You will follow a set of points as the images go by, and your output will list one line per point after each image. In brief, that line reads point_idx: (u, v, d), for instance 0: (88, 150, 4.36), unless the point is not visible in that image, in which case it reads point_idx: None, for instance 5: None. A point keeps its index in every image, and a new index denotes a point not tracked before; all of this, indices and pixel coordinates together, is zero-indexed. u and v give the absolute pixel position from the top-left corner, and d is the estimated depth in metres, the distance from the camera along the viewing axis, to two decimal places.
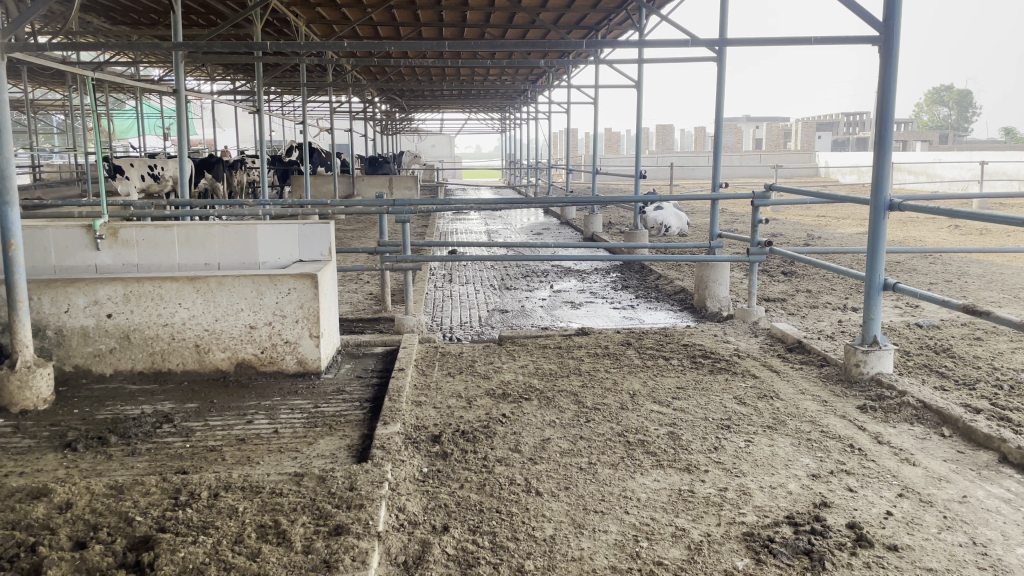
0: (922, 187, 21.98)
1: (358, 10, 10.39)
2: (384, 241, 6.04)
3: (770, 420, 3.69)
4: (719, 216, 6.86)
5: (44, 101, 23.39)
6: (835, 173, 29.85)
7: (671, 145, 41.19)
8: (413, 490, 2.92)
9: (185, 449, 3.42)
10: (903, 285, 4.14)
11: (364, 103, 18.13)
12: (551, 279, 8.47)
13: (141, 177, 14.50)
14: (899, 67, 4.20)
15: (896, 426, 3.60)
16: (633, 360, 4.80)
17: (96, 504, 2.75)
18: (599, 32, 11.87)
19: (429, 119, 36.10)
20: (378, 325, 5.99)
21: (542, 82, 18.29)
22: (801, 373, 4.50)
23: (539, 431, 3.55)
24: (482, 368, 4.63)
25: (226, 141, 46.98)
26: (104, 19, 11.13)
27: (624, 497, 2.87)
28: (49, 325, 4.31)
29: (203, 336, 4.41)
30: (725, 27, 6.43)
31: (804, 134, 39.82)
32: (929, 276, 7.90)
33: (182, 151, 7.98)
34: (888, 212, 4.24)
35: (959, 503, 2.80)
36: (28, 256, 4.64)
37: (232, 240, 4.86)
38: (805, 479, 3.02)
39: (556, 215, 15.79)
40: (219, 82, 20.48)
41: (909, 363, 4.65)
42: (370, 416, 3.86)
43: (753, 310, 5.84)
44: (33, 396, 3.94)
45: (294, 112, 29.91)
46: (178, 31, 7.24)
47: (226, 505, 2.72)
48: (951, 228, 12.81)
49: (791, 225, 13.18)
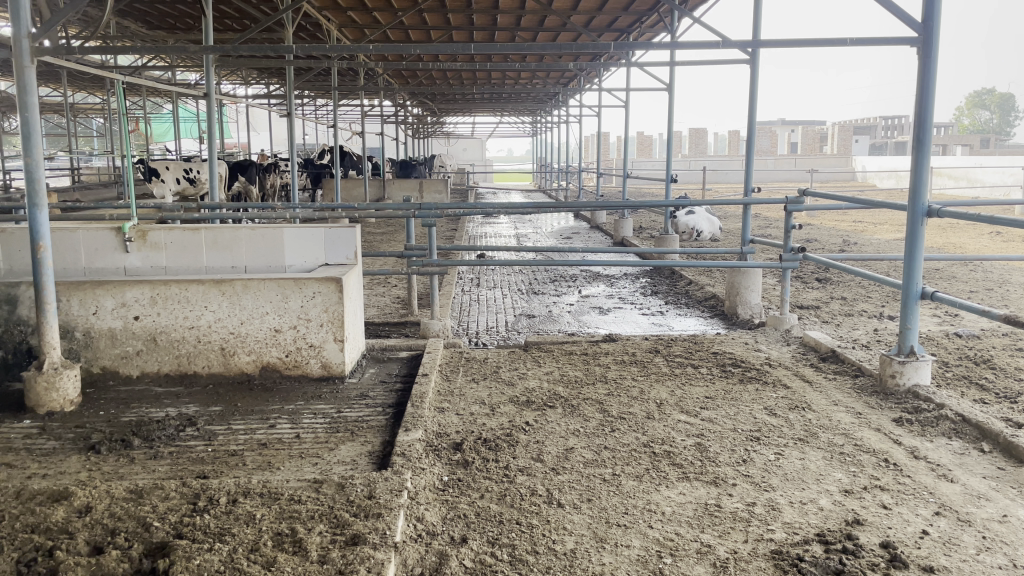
0: (962, 192, 21.49)
1: (388, 14, 10.45)
2: (410, 245, 6.00)
3: (802, 432, 3.59)
4: (751, 221, 6.70)
5: (85, 104, 24.01)
6: (872, 178, 29.34)
7: (705, 148, 40.80)
8: (433, 499, 2.88)
9: (207, 453, 3.40)
10: (942, 294, 4.00)
11: (396, 106, 18.21)
12: (580, 284, 8.39)
13: (176, 180, 14.72)
14: (939, 68, 4.06)
15: (933, 440, 3.48)
16: (661, 367, 4.71)
17: (115, 509, 2.74)
18: (630, 35, 11.81)
19: (460, 123, 36.25)
20: (404, 330, 5.97)
21: (573, 86, 18.23)
22: (834, 383, 4.38)
23: (562, 440, 3.48)
24: (506, 375, 4.57)
25: (260, 144, 47.68)
26: (140, 23, 11.33)
27: (649, 510, 2.80)
28: (76, 326, 4.34)
29: (228, 339, 4.41)
30: (758, 29, 6.30)
31: (842, 139, 39.27)
32: (970, 284, 7.68)
33: (213, 154, 8.00)
34: (926, 219, 4.11)
35: (999, 522, 2.68)
36: (59, 258, 4.69)
37: (259, 243, 4.86)
38: (837, 495, 2.92)
39: (586, 219, 15.68)
40: (252, 86, 20.70)
41: (948, 374, 4.50)
42: (392, 422, 3.83)
43: (785, 318, 5.71)
44: (60, 397, 3.95)
45: (327, 116, 30.19)
46: (210, 34, 7.23)
47: (244, 512, 2.69)
48: (993, 235, 12.47)
49: (826, 231, 12.96)
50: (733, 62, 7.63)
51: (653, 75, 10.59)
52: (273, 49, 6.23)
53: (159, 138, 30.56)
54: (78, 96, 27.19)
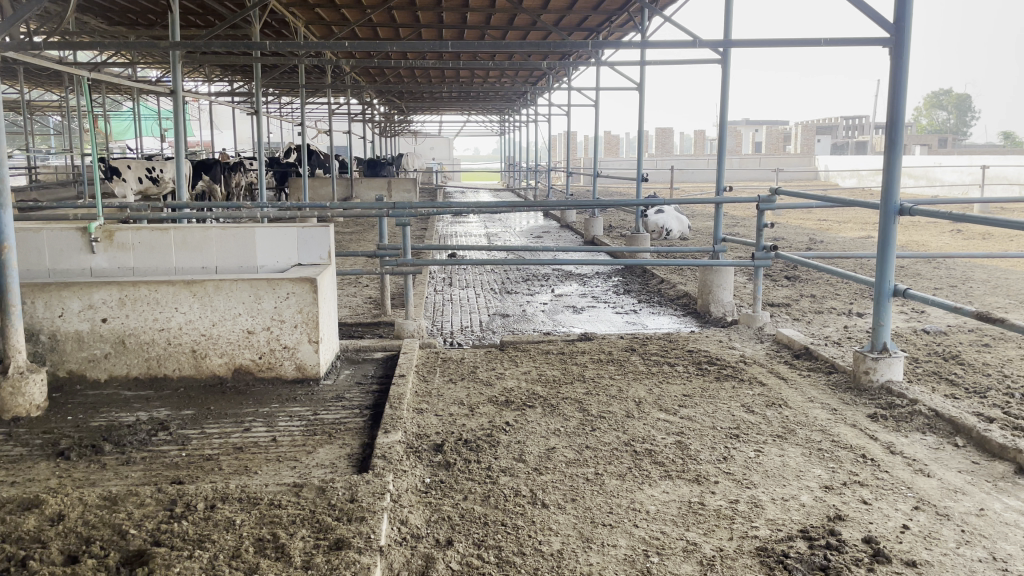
0: (922, 191, 22.00)
1: (357, 11, 10.36)
2: (383, 244, 5.92)
3: (780, 429, 3.62)
4: (723, 220, 6.71)
5: (41, 101, 23.45)
6: (834, 177, 29.88)
7: (671, 147, 41.20)
8: (416, 502, 2.84)
9: (182, 458, 3.33)
10: (914, 291, 4.04)
11: (364, 104, 18.07)
12: (553, 283, 8.40)
13: (138, 179, 14.44)
14: (910, 68, 4.12)
15: (908, 436, 3.53)
16: (638, 366, 4.72)
17: (89, 517, 2.66)
18: (599, 34, 11.86)
19: (428, 121, 36.13)
20: (378, 330, 5.91)
21: (541, 85, 18.27)
22: (808, 380, 4.43)
23: (543, 439, 3.47)
24: (484, 375, 4.55)
25: (223, 143, 47.11)
26: (101, 19, 11.10)
27: (634, 509, 2.79)
28: (42, 329, 4.23)
29: (199, 341, 4.33)
30: (730, 29, 6.36)
31: (804, 139, 39.95)
32: (934, 281, 7.85)
33: (179, 152, 7.84)
34: (899, 217, 4.16)
35: (977, 516, 2.72)
36: (22, 260, 4.56)
37: (230, 243, 4.77)
38: (818, 491, 2.94)
39: (555, 218, 15.71)
40: (217, 84, 20.41)
41: (918, 370, 4.57)
42: (370, 424, 3.78)
43: (758, 316, 5.76)
44: (26, 402, 3.85)
45: (293, 113, 29.86)
46: (176, 30, 7.07)
47: (223, 518, 2.63)
48: (953, 233, 12.75)
49: (792, 229, 13.14)
50: (704, 62, 7.69)
51: (623, 75, 10.64)
52: (244, 45, 6.08)
53: (119, 136, 29.94)
54: (33, 91, 26.56)
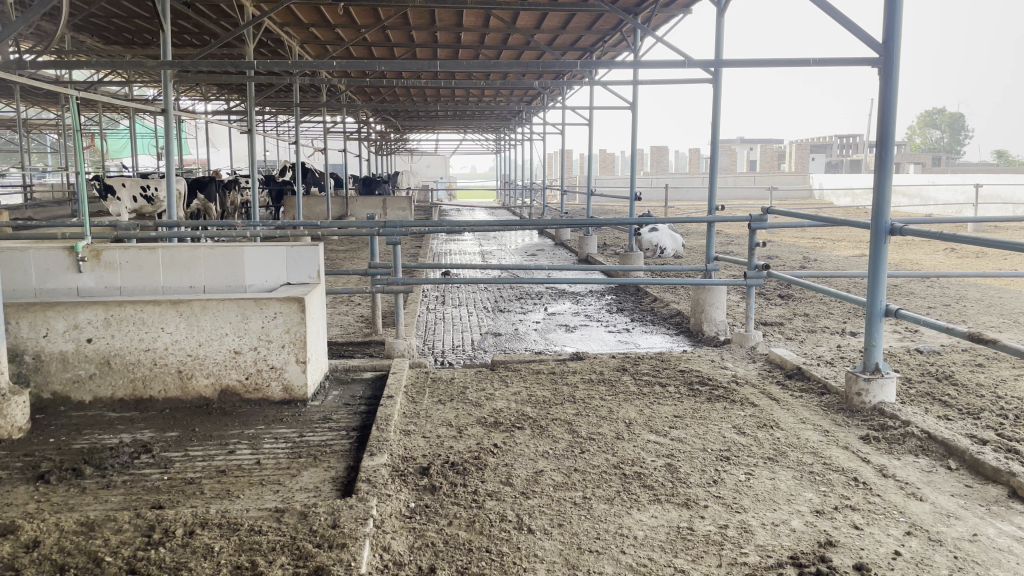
0: (917, 210, 22.09)
1: (351, 30, 10.38)
2: (374, 263, 5.86)
3: (771, 451, 3.57)
4: (716, 238, 6.66)
5: (38, 119, 23.45)
6: (830, 196, 30.04)
7: (666, 166, 41.37)
8: (399, 527, 2.79)
9: (163, 482, 3.27)
10: (905, 312, 4.01)
11: (360, 123, 18.10)
12: (545, 301, 8.37)
13: (133, 198, 14.41)
14: (899, 89, 4.12)
15: (901, 458, 3.49)
16: (629, 386, 4.67)
17: (64, 544, 2.60)
18: (593, 54, 11.91)
19: (424, 140, 36.28)
20: (368, 349, 5.87)
21: (536, 104, 18.33)
22: (800, 401, 4.38)
23: (531, 462, 3.43)
24: (473, 396, 4.49)
25: (219, 161, 47.28)
26: (96, 38, 11.11)
27: (621, 534, 2.74)
28: (26, 349, 4.18)
29: (185, 361, 4.28)
30: (721, 49, 6.37)
31: (799, 157, 40.18)
32: (928, 300, 7.83)
33: (170, 170, 7.79)
34: (890, 237, 4.14)
35: (969, 541, 2.68)
36: (9, 280, 4.52)
37: (218, 262, 4.73)
38: (809, 516, 2.89)
39: (551, 236, 15.72)
40: (213, 103, 20.43)
41: (912, 391, 4.53)
42: (356, 447, 3.73)
43: (751, 335, 5.72)
44: (8, 424, 3.78)
45: (290, 133, 29.93)
46: (168, 49, 7.05)
47: (202, 545, 2.58)
48: (947, 252, 12.75)
49: (786, 248, 13.16)
50: (696, 83, 7.71)
51: (616, 94, 10.67)
52: (233, 64, 6.04)
53: (117, 154, 29.99)
54: (30, 110, 26.60)
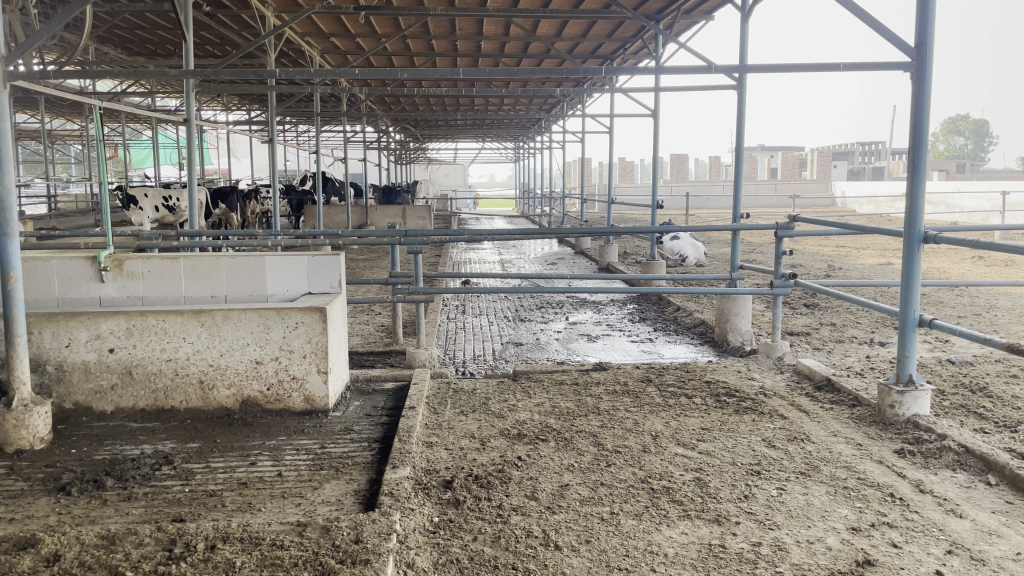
0: (941, 217, 21.78)
1: (372, 40, 10.40)
2: (395, 272, 5.79)
3: (803, 465, 3.48)
4: (740, 246, 6.52)
5: (62, 130, 23.73)
6: (854, 203, 29.72)
7: (685, 174, 41.19)
8: (423, 543, 2.73)
9: (184, 494, 3.24)
10: (939, 322, 3.89)
11: (379, 132, 18.15)
12: (566, 310, 8.29)
13: (154, 208, 14.54)
14: (933, 93, 4.02)
15: (938, 473, 3.38)
16: (655, 398, 4.58)
17: (86, 557, 2.57)
18: (614, 61, 11.85)
19: (443, 149, 36.35)
20: (388, 359, 5.82)
21: (555, 111, 18.29)
22: (832, 413, 4.28)
23: (556, 476, 3.36)
24: (496, 407, 4.43)
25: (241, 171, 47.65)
26: (120, 50, 11.21)
27: (651, 552, 2.67)
28: (48, 359, 4.17)
29: (207, 372, 4.25)
30: (746, 56, 6.28)
31: (820, 164, 39.86)
32: (958, 310, 7.67)
33: (191, 180, 7.79)
34: (923, 245, 4.03)
35: (1014, 561, 2.58)
36: (31, 289, 4.53)
37: (240, 272, 4.70)
38: (845, 533, 2.80)
39: (571, 245, 15.64)
40: (234, 112, 20.59)
41: (946, 403, 4.40)
42: (379, 459, 3.68)
43: (778, 345, 5.61)
44: (29, 436, 3.77)
45: (308, 143, 30.10)
46: (190, 58, 7.05)
47: (223, 559, 2.53)
48: (975, 260, 12.51)
49: (811, 256, 12.97)
50: (717, 88, 7.64)
51: (636, 101, 10.61)
52: (254, 72, 6.01)
53: (142, 164, 30.33)
54: (57, 120, 26.95)
